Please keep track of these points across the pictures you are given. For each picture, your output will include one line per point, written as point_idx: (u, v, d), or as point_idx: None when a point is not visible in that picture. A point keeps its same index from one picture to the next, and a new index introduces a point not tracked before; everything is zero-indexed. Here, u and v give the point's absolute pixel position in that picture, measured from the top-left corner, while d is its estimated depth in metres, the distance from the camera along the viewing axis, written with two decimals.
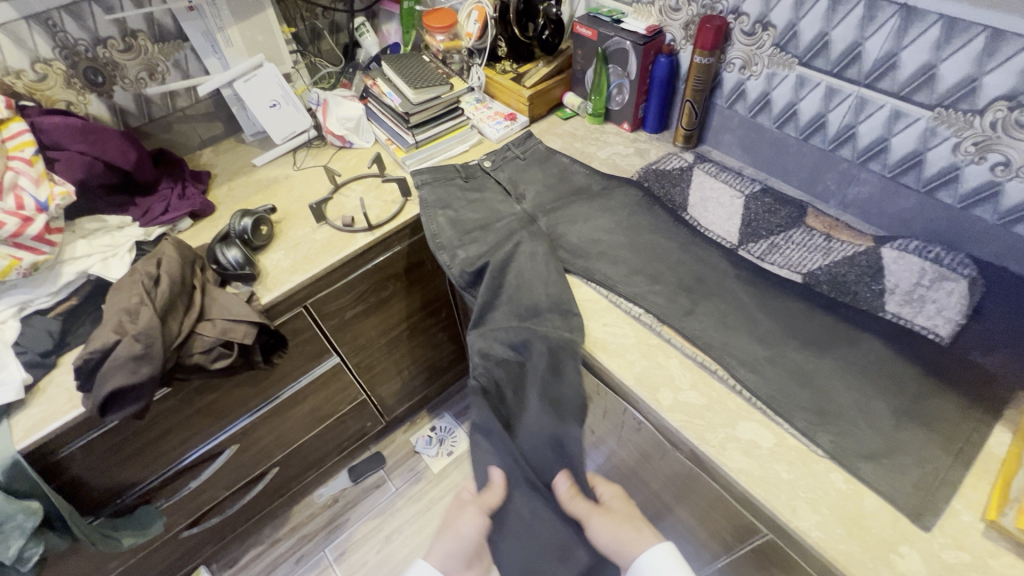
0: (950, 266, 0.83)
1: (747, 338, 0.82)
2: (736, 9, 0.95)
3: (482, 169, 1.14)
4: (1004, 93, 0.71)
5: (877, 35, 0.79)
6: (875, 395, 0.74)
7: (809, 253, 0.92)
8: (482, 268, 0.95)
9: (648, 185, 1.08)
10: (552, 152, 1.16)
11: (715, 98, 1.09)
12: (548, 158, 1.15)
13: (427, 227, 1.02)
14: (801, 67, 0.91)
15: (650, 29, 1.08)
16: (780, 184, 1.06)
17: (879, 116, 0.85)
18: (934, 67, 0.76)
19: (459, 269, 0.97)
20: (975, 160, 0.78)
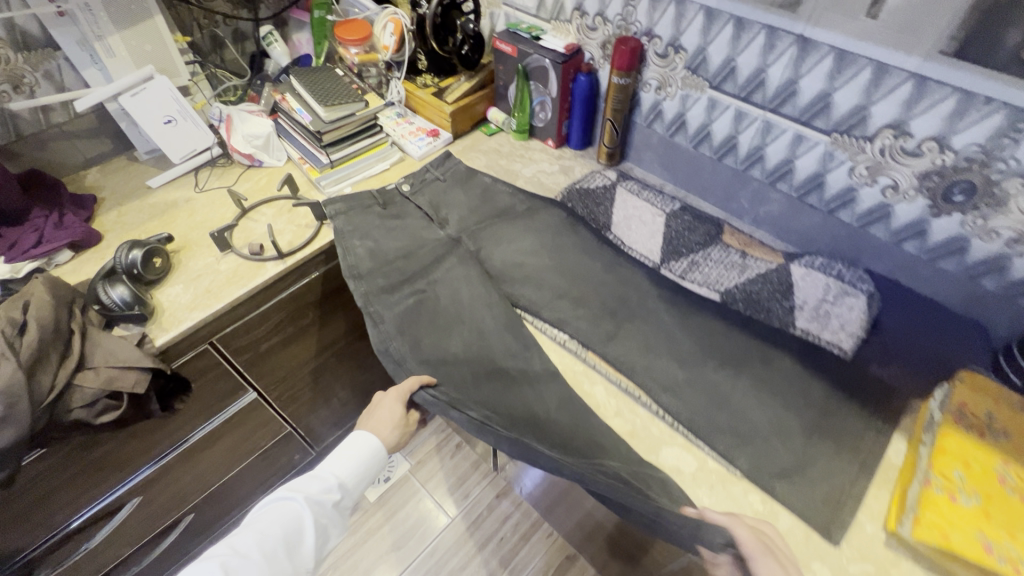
0: (851, 281, 0.88)
1: (671, 360, 0.83)
2: (649, 31, 0.96)
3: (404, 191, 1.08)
4: (890, 122, 0.76)
5: (778, 63, 0.82)
6: (786, 414, 0.77)
7: (726, 270, 0.95)
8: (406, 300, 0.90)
9: (572, 206, 1.07)
10: (477, 172, 1.13)
11: (635, 117, 1.09)
12: (472, 178, 1.12)
13: (343, 255, 0.94)
14: (712, 90, 0.93)
15: (569, 47, 1.07)
16: (698, 202, 1.09)
17: (784, 139, 0.89)
18: (829, 95, 0.80)
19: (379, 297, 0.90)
20: (867, 182, 0.83)
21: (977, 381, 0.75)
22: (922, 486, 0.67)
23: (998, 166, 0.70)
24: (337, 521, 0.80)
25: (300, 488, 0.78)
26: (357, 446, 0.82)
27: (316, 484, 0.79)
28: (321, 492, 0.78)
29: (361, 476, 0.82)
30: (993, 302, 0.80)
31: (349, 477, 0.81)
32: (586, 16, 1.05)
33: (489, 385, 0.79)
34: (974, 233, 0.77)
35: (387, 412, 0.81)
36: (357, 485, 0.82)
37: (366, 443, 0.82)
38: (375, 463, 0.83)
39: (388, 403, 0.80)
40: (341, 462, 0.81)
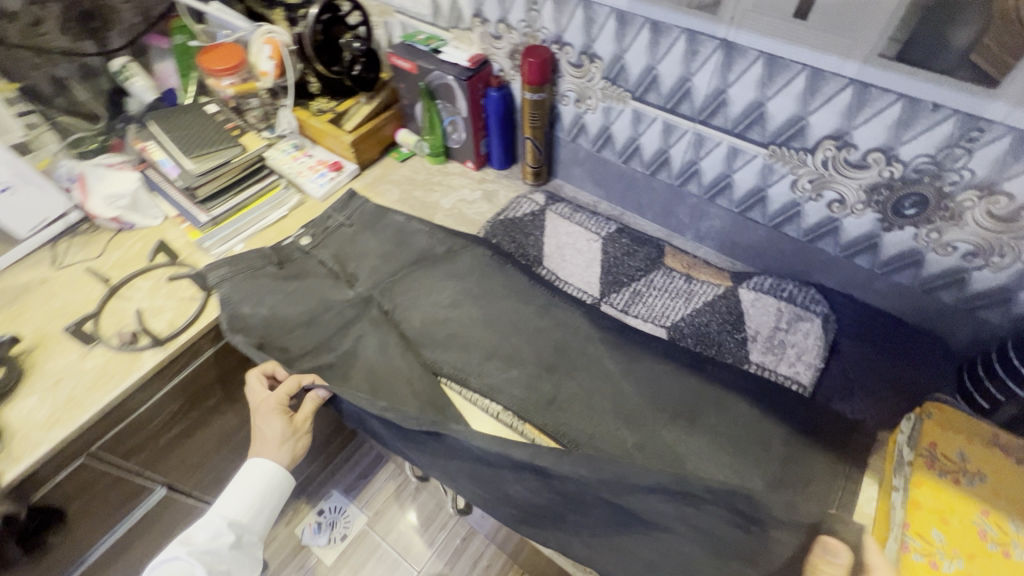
0: (804, 304, 0.80)
1: (618, 421, 0.74)
2: (558, 39, 0.83)
3: (304, 245, 0.94)
4: (830, 133, 0.67)
5: (703, 70, 0.72)
6: (748, 471, 0.68)
7: (671, 300, 0.87)
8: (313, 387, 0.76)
9: (497, 241, 0.96)
10: (388, 211, 1.00)
11: (557, 132, 0.98)
12: (382, 219, 0.98)
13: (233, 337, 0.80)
14: (635, 101, 0.82)
15: (474, 59, 0.94)
16: (635, 221, 0.99)
17: (718, 152, 0.79)
18: (762, 105, 0.70)
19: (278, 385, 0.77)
20: (812, 197, 0.75)
21: (949, 412, 0.67)
22: (900, 550, 0.58)
23: (950, 178, 0.62)
24: (240, 562, 0.75)
25: (187, 543, 0.73)
26: (245, 480, 0.77)
27: (205, 532, 0.74)
28: (211, 539, 0.73)
29: (257, 508, 0.77)
30: (954, 315, 0.73)
31: (240, 513, 0.76)
32: (488, 23, 0.91)
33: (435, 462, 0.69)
34: (929, 247, 0.69)
35: (268, 432, 0.76)
36: (254, 518, 0.78)
37: (259, 466, 0.77)
38: (274, 489, 0.78)
39: (264, 419, 0.75)
40: (230, 499, 0.76)
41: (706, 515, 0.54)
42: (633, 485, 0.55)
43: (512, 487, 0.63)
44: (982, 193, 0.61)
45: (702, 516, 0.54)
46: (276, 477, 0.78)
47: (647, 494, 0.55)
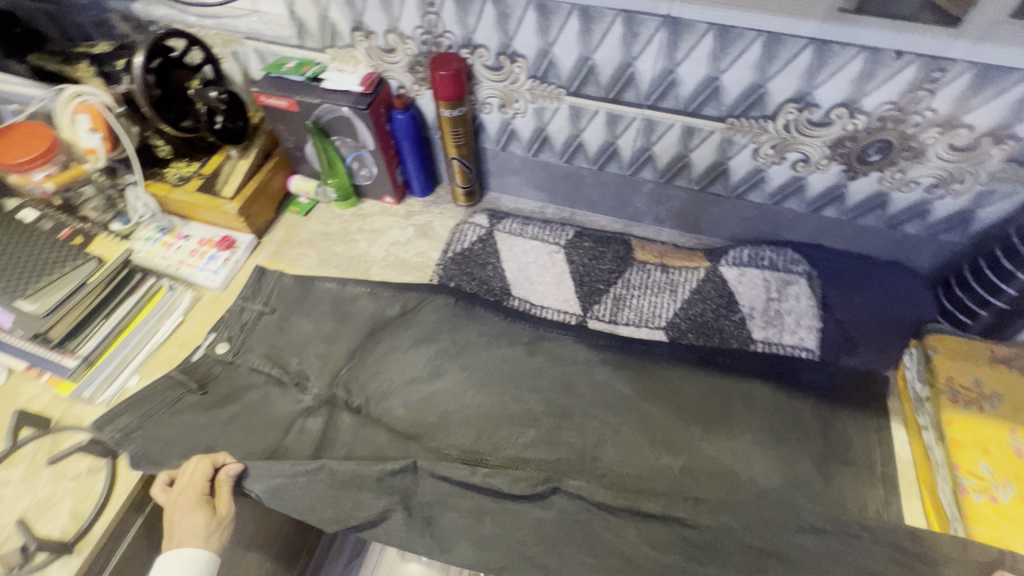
0: (786, 267, 0.79)
1: (657, 450, 0.68)
2: (468, 42, 0.71)
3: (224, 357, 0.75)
4: (791, 96, 0.63)
5: (647, 53, 0.64)
6: (797, 461, 0.66)
7: (657, 296, 0.82)
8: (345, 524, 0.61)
9: (456, 283, 0.83)
10: (315, 282, 0.84)
11: (483, 142, 0.86)
12: (312, 294, 0.82)
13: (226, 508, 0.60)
14: (571, 97, 0.73)
15: (367, 81, 0.78)
16: (588, 218, 0.92)
17: (671, 135, 0.73)
18: (716, 79, 0.64)
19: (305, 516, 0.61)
20: (775, 161, 0.72)
21: (949, 341, 0.69)
22: (959, 493, 0.59)
23: (914, 120, 0.61)
24: None
25: None
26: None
27: None
28: None
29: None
30: (917, 243, 0.76)
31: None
32: (374, 34, 0.75)
33: (503, 560, 0.59)
34: (893, 187, 0.70)
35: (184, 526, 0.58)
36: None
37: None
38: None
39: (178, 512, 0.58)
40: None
41: (864, 552, 0.57)
42: (781, 527, 0.58)
43: (633, 550, 0.59)
44: (944, 129, 0.61)
45: (859, 554, 0.56)
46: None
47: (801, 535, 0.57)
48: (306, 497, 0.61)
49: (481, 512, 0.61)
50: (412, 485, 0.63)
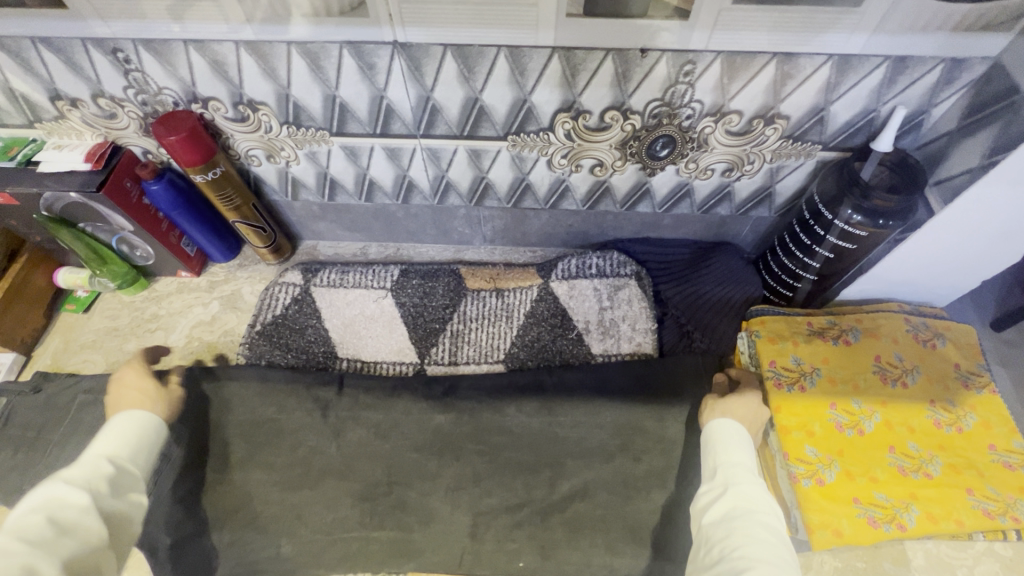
0: (614, 271, 0.77)
1: (507, 506, 0.63)
2: (192, 95, 0.60)
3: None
4: (559, 106, 0.58)
5: (394, 82, 0.56)
6: (646, 489, 0.63)
7: (494, 326, 0.76)
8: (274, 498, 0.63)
9: (268, 360, 0.74)
10: (70, 400, 0.68)
11: (270, 196, 0.75)
12: (80, 412, 0.68)
13: (187, 493, 0.63)
14: (337, 137, 0.64)
15: (93, 154, 0.65)
16: (416, 250, 0.85)
17: (459, 159, 0.66)
18: (476, 100, 0.58)
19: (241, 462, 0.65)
20: (572, 169, 0.67)
21: (770, 322, 0.69)
22: (792, 482, 0.60)
23: (684, 113, 0.58)
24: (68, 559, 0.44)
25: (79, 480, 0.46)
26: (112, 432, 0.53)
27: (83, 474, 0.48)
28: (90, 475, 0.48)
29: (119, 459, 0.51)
30: (733, 222, 0.75)
31: (120, 448, 0.51)
32: (80, 102, 0.62)
33: None
34: (692, 176, 0.67)
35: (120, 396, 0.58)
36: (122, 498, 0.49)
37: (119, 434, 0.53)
38: (150, 441, 0.54)
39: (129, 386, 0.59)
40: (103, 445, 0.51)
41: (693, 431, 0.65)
42: (656, 415, 0.66)
43: (515, 422, 0.67)
44: (716, 117, 0.58)
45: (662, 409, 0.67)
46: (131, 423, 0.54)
47: (607, 413, 0.66)
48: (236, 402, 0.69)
49: (347, 452, 0.65)
50: (334, 396, 0.69)
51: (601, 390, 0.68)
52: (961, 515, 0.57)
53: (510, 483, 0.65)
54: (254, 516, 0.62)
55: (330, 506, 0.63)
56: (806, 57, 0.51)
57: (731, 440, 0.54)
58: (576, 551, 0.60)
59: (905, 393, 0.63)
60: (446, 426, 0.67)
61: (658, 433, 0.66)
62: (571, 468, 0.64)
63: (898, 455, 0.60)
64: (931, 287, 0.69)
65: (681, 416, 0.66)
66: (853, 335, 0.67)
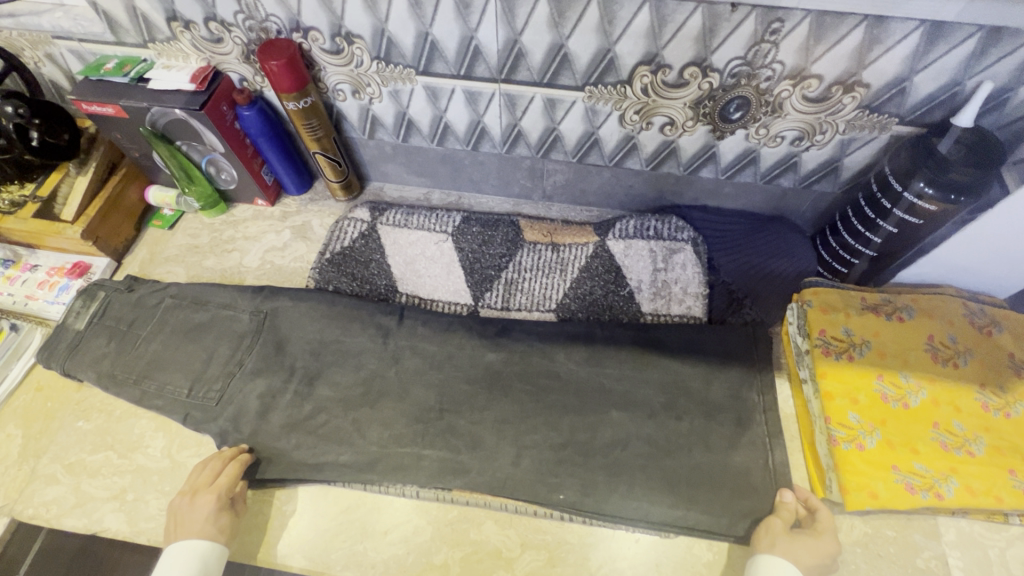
0: (671, 236, 0.78)
1: (551, 441, 0.65)
2: (296, 24, 0.64)
3: (92, 392, 0.71)
4: (641, 59, 0.60)
5: (486, 22, 0.59)
6: (687, 441, 0.64)
7: (548, 277, 0.79)
8: (331, 409, 0.68)
9: (335, 286, 0.78)
10: (156, 303, 0.74)
11: (348, 132, 0.80)
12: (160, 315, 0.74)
13: (256, 395, 0.68)
14: (422, 77, 0.67)
15: (199, 77, 0.69)
16: (477, 201, 0.88)
17: (534, 107, 0.69)
18: (562, 46, 0.60)
19: (303, 377, 0.69)
20: (643, 126, 0.69)
21: (823, 294, 0.70)
22: (832, 446, 0.61)
23: (764, 74, 0.59)
24: None
25: None
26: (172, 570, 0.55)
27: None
28: None
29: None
30: (794, 196, 0.75)
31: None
32: (193, 25, 0.67)
33: None
34: (761, 142, 0.68)
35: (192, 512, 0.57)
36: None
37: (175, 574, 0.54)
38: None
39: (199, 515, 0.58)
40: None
41: (736, 391, 0.67)
42: (700, 373, 0.68)
43: (563, 367, 0.70)
44: (795, 81, 0.59)
45: (707, 368, 0.69)
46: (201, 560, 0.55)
47: (651, 366, 0.69)
48: (303, 320, 0.73)
49: (403, 375, 0.70)
50: (394, 325, 0.73)
51: (648, 344, 0.71)
52: (1000, 493, 0.58)
53: (560, 423, 0.66)
54: (316, 423, 0.67)
55: (384, 421, 0.67)
56: (896, 22, 0.52)
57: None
58: (614, 488, 0.62)
59: (955, 374, 0.64)
60: (497, 365, 0.71)
61: (702, 389, 0.67)
62: (614, 415, 0.66)
63: (942, 430, 0.61)
64: (995, 276, 0.68)
65: (726, 375, 0.68)
66: (907, 313, 0.67)
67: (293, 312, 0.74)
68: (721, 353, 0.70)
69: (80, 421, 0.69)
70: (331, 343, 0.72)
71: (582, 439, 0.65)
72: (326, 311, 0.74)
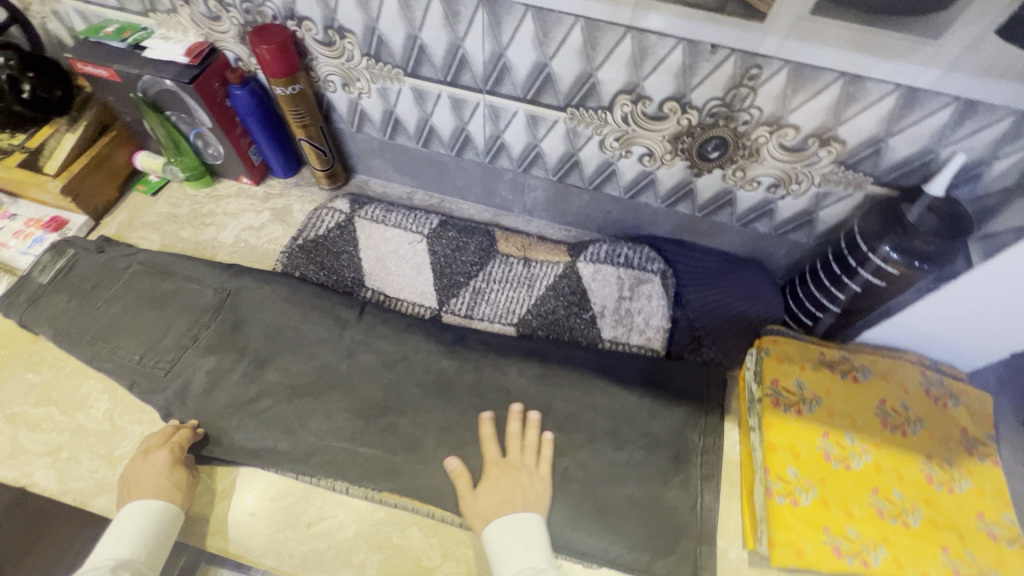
0: (641, 265, 0.78)
1: (488, 455, 0.65)
2: (291, 12, 0.65)
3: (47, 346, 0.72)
4: (622, 87, 0.60)
5: (473, 33, 0.60)
6: (623, 474, 0.64)
7: (514, 290, 0.79)
8: (276, 394, 0.68)
9: (302, 273, 0.79)
10: (124, 266, 0.75)
11: (337, 123, 0.80)
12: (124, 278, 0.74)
13: (205, 371, 0.68)
14: (410, 78, 0.68)
15: (194, 51, 0.70)
16: (458, 206, 0.88)
17: (517, 122, 0.69)
18: (546, 66, 0.60)
19: (254, 358, 0.70)
20: (622, 154, 0.69)
21: (782, 343, 0.69)
22: (766, 498, 0.60)
23: (742, 117, 0.59)
24: None
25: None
26: (127, 523, 0.54)
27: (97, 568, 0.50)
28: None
29: (150, 565, 0.52)
30: (769, 242, 0.75)
31: (136, 553, 0.52)
32: (194, 0, 0.68)
33: None
34: (737, 185, 0.68)
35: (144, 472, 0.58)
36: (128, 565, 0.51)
37: (126, 533, 0.53)
38: (168, 542, 0.55)
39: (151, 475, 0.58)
40: (117, 542, 0.53)
41: (681, 429, 0.66)
42: (649, 406, 0.68)
43: (512, 382, 0.69)
44: (772, 128, 0.59)
45: (656, 402, 0.68)
46: (154, 520, 0.55)
47: (601, 391, 0.69)
48: (264, 302, 0.74)
49: (353, 370, 0.70)
50: (353, 319, 0.73)
51: (602, 371, 0.70)
52: (930, 568, 0.56)
53: (501, 438, 0.66)
54: (258, 406, 0.67)
55: (326, 413, 0.67)
56: (873, 82, 0.52)
57: (520, 537, 0.55)
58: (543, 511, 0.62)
59: (902, 441, 0.63)
60: (449, 372, 0.70)
61: (647, 423, 0.67)
62: (555, 436, 0.66)
63: (879, 497, 0.60)
64: (961, 349, 0.66)
65: (674, 413, 0.67)
66: (862, 374, 0.66)
67: (256, 293, 0.74)
68: (672, 389, 0.69)
69: (30, 372, 0.70)
70: (288, 328, 0.72)
71: None
72: (288, 297, 0.74)
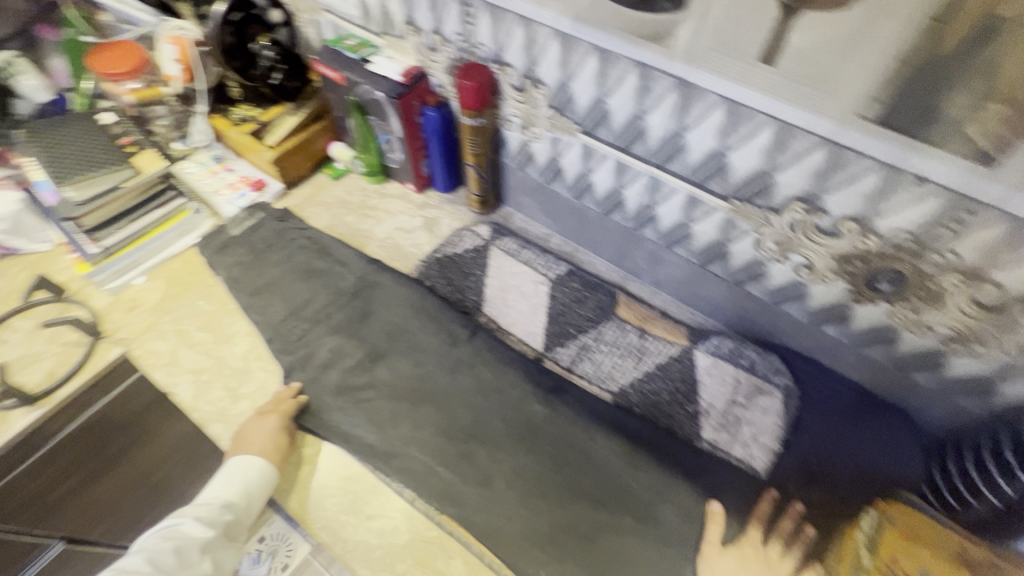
0: (764, 374, 0.72)
1: (553, 515, 0.63)
2: (498, 57, 0.72)
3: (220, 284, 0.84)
4: (799, 194, 0.57)
5: (660, 110, 0.61)
6: None
7: (622, 358, 0.77)
8: (380, 386, 0.73)
9: (433, 282, 0.85)
10: (291, 237, 0.88)
11: (503, 157, 0.86)
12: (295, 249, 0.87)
13: (331, 345, 0.76)
14: (584, 135, 0.71)
15: (408, 73, 0.81)
16: (589, 260, 0.90)
17: (676, 200, 0.69)
18: (723, 155, 0.60)
19: (372, 347, 0.76)
20: (777, 258, 0.65)
21: (915, 518, 0.59)
22: None
23: (933, 257, 0.53)
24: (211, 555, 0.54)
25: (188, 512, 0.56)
26: (237, 472, 0.61)
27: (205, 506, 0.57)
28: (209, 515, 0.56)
29: (248, 512, 0.59)
30: (924, 397, 0.66)
31: (238, 498, 0.59)
32: (422, 32, 0.79)
33: None
34: (904, 325, 0.61)
35: (255, 430, 0.66)
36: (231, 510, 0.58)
37: (234, 479, 0.60)
38: (263, 495, 0.62)
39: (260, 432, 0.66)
40: (226, 485, 0.60)
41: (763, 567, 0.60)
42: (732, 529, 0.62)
43: (596, 450, 0.68)
44: (967, 279, 0.52)
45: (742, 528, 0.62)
46: (257, 473, 0.62)
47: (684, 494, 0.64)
48: (395, 299, 0.81)
49: (451, 386, 0.73)
50: (465, 338, 0.77)
51: (692, 472, 0.66)
52: None
53: (569, 503, 0.64)
54: (362, 391, 0.73)
55: (417, 418, 0.71)
56: None
57: None
58: None
59: None
60: (538, 418, 0.71)
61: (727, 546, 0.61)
62: (624, 522, 0.63)
63: None
64: None
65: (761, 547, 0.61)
66: None
67: (391, 290, 0.82)
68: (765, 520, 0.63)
69: (201, 300, 0.83)
70: (408, 329, 0.78)
71: (583, 530, 0.62)
72: (416, 301, 0.81)
